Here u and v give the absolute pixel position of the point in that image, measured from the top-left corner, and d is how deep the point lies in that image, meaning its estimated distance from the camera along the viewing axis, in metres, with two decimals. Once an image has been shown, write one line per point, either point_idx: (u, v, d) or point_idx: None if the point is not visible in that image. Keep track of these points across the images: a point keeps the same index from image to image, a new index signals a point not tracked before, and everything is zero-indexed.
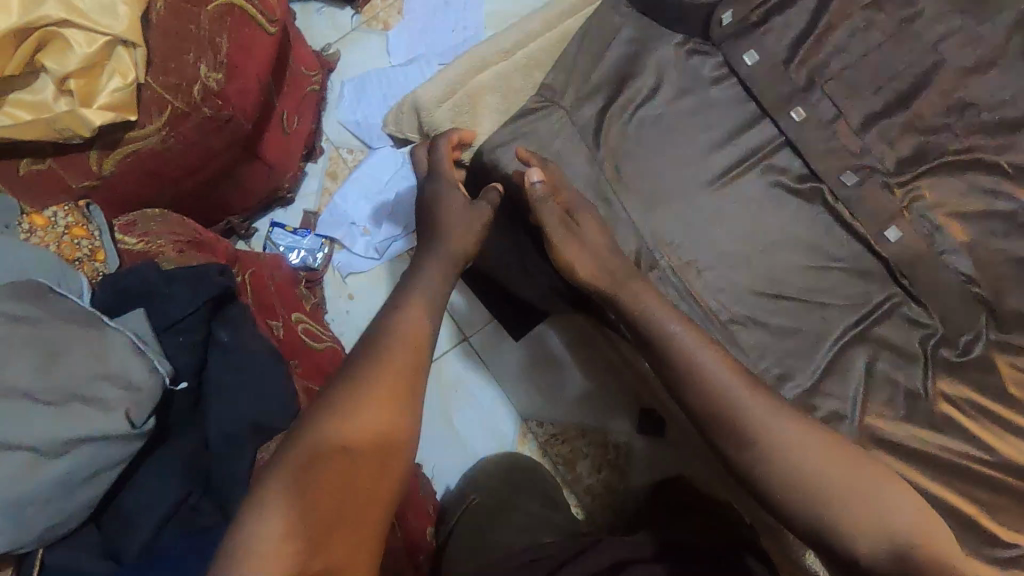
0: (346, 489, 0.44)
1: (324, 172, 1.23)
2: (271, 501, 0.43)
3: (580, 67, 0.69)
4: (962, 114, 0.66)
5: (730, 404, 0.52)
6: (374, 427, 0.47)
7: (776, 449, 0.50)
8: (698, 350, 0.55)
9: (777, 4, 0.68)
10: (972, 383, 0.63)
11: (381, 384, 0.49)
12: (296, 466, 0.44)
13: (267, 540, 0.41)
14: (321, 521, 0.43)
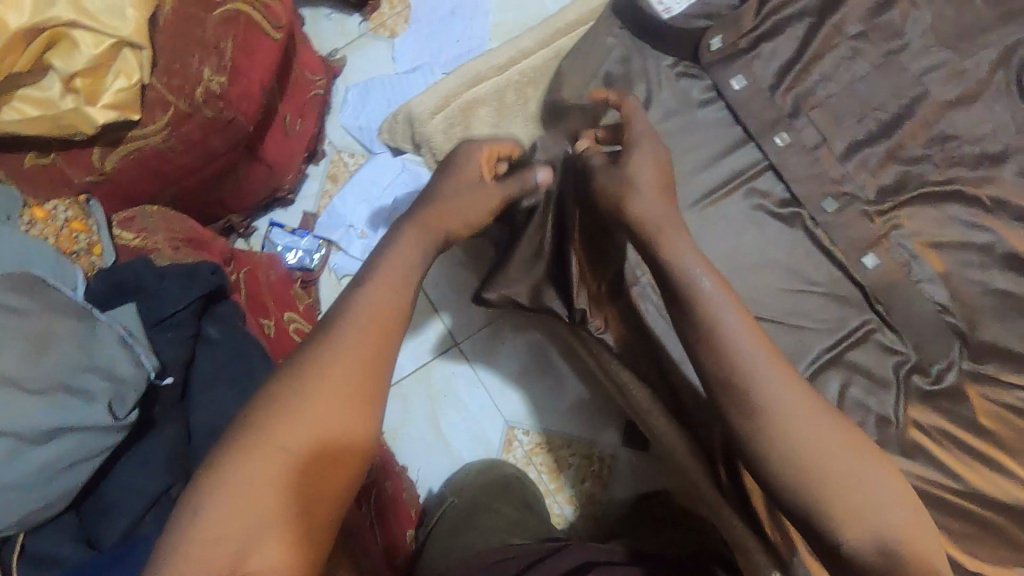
0: (288, 489, 0.42)
1: (325, 175, 1.26)
2: (207, 494, 0.41)
3: (571, 84, 0.71)
4: (944, 146, 0.67)
5: (746, 366, 0.49)
6: (324, 408, 0.44)
7: (780, 420, 0.47)
8: (721, 310, 0.52)
9: (766, 31, 0.69)
10: (945, 411, 0.64)
11: (337, 372, 0.46)
12: (243, 453, 0.42)
13: (201, 536, 0.40)
14: (259, 521, 0.40)
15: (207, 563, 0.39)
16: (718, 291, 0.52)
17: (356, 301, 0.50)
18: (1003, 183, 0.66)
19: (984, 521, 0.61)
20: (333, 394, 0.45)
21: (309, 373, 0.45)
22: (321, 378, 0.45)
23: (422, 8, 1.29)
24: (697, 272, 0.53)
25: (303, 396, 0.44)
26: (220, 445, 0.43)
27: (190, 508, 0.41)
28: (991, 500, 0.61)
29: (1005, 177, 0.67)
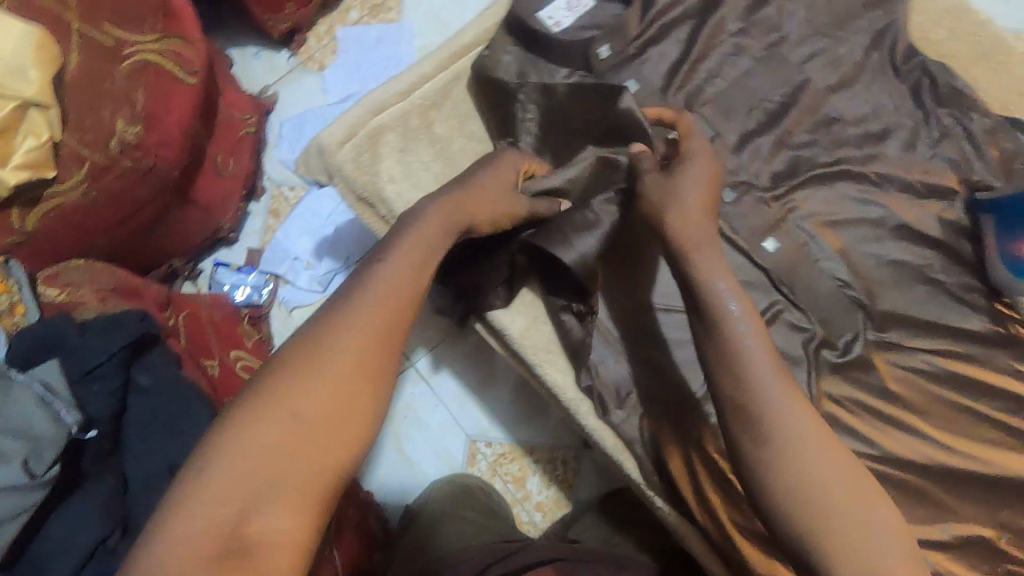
0: (294, 456, 0.42)
1: (267, 211, 1.27)
2: (216, 454, 0.41)
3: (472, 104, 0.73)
4: (829, 130, 0.71)
5: (768, 405, 0.47)
6: (334, 381, 0.44)
7: (800, 460, 0.45)
8: (739, 327, 0.50)
9: (653, 35, 0.72)
10: (855, 381, 0.67)
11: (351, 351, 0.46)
12: (255, 417, 0.42)
13: (205, 495, 0.40)
14: (262, 484, 0.41)
15: (211, 522, 0.39)
16: (747, 321, 0.50)
17: (376, 280, 0.49)
18: (887, 159, 0.70)
19: (895, 481, 0.64)
20: (344, 370, 0.45)
21: (324, 348, 0.45)
22: (337, 355, 0.45)
23: (349, 39, 1.32)
24: (730, 300, 0.51)
25: (317, 369, 0.45)
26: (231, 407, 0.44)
27: (197, 462, 0.41)
28: (901, 459, 0.65)
29: (888, 153, 0.70)
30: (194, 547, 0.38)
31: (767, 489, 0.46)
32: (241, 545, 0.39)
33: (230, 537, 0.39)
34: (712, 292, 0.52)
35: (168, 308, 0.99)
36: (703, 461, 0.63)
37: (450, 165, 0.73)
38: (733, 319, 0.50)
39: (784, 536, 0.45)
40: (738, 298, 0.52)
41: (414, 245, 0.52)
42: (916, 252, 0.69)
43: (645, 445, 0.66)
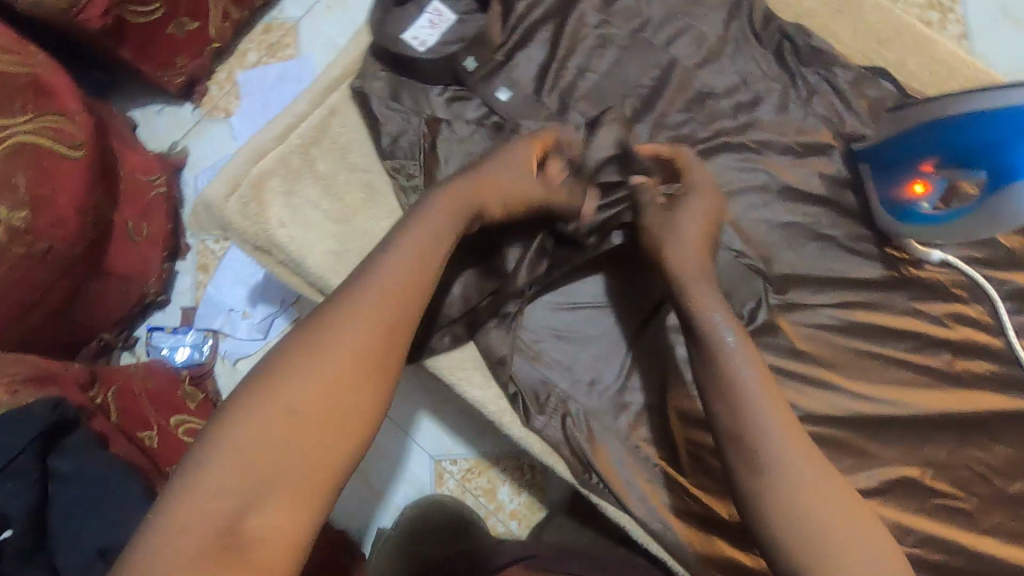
0: (290, 451, 0.44)
1: (195, 266, 1.24)
2: (215, 450, 0.43)
3: (353, 137, 0.73)
4: (702, 105, 0.72)
5: (761, 429, 0.49)
6: (330, 372, 0.46)
7: (786, 485, 0.47)
8: (741, 364, 0.52)
9: (517, 40, 0.73)
10: (767, 346, 0.68)
11: (344, 351, 0.47)
12: (253, 416, 0.44)
13: (205, 489, 0.42)
14: (260, 479, 0.43)
15: (208, 516, 0.41)
16: (742, 353, 0.53)
17: (368, 281, 0.50)
18: (763, 125, 0.71)
19: (817, 439, 0.66)
20: (339, 371, 0.47)
21: (320, 347, 0.47)
22: (333, 353, 0.47)
23: (251, 81, 1.30)
24: (727, 333, 0.54)
25: (311, 369, 0.46)
26: (231, 405, 0.45)
27: (199, 457, 0.43)
28: (821, 415, 0.66)
29: (762, 119, 0.71)
30: (190, 542, 0.40)
31: (754, 510, 0.48)
32: (236, 539, 0.40)
33: (226, 531, 0.41)
34: (710, 324, 0.54)
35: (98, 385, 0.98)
36: (631, 451, 0.67)
37: (338, 201, 0.72)
38: (728, 351, 0.53)
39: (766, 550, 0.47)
40: (737, 330, 0.54)
41: (409, 245, 0.53)
42: (805, 210, 0.70)
43: (571, 447, 0.66)
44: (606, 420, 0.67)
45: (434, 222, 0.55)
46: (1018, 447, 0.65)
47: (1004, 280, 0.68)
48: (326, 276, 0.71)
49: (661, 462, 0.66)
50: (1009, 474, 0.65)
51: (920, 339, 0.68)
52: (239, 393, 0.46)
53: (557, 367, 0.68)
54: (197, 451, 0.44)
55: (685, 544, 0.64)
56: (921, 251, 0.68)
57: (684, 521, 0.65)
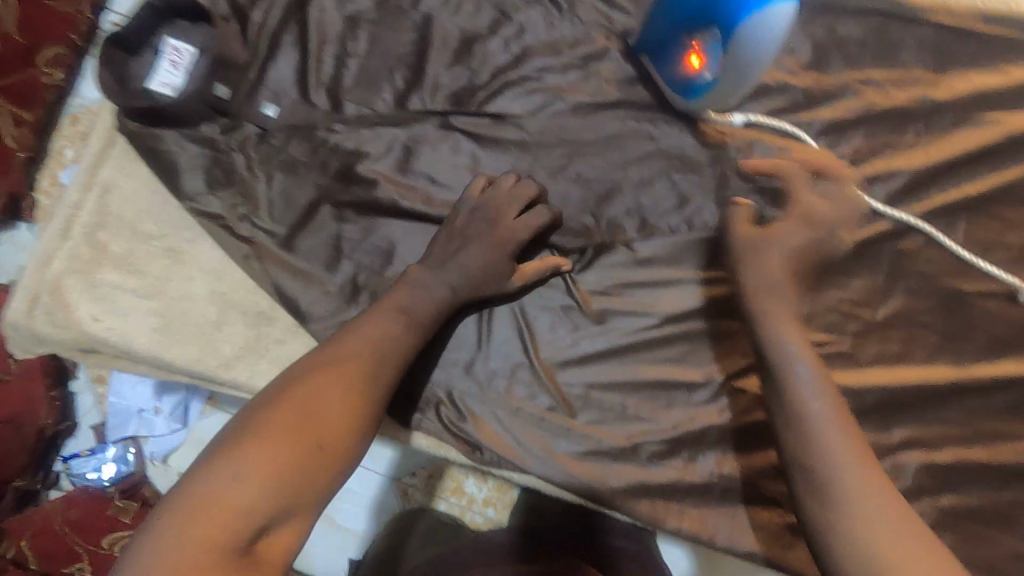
0: (305, 465, 0.45)
1: (92, 380, 1.14)
2: (230, 468, 0.43)
3: (137, 204, 0.69)
4: (473, 51, 0.69)
5: (828, 454, 0.49)
6: (346, 392, 0.49)
7: (858, 519, 0.46)
8: (807, 387, 0.52)
9: (266, 51, 0.69)
10: (608, 266, 0.67)
11: (352, 378, 0.50)
12: (270, 434, 0.45)
13: (224, 505, 0.42)
14: (283, 496, 0.43)
15: (229, 526, 0.41)
16: (813, 379, 0.52)
17: (378, 317, 0.55)
18: (537, 51, 0.69)
19: (683, 338, 0.65)
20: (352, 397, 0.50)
21: (331, 374, 0.50)
22: (351, 383, 0.50)
23: None
24: (800, 363, 0.53)
25: (323, 393, 0.49)
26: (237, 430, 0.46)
27: (206, 475, 0.43)
28: (684, 312, 0.66)
29: (535, 45, 0.69)
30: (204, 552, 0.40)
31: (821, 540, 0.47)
32: (249, 559, 0.41)
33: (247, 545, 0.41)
34: (777, 346, 0.54)
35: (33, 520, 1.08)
36: (516, 414, 0.65)
37: (143, 275, 0.68)
38: (798, 377, 0.52)
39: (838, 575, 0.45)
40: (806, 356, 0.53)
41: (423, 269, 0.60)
42: (602, 117, 0.68)
43: (457, 433, 0.65)
44: (480, 393, 0.66)
45: (428, 280, 0.59)
46: (871, 274, 0.66)
47: (811, 120, 0.67)
48: (159, 354, 0.67)
49: (546, 413, 0.65)
50: (872, 303, 0.65)
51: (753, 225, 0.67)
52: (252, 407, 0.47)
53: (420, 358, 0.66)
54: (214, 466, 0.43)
55: (593, 483, 0.63)
56: (721, 121, 0.67)
57: (588, 462, 0.64)
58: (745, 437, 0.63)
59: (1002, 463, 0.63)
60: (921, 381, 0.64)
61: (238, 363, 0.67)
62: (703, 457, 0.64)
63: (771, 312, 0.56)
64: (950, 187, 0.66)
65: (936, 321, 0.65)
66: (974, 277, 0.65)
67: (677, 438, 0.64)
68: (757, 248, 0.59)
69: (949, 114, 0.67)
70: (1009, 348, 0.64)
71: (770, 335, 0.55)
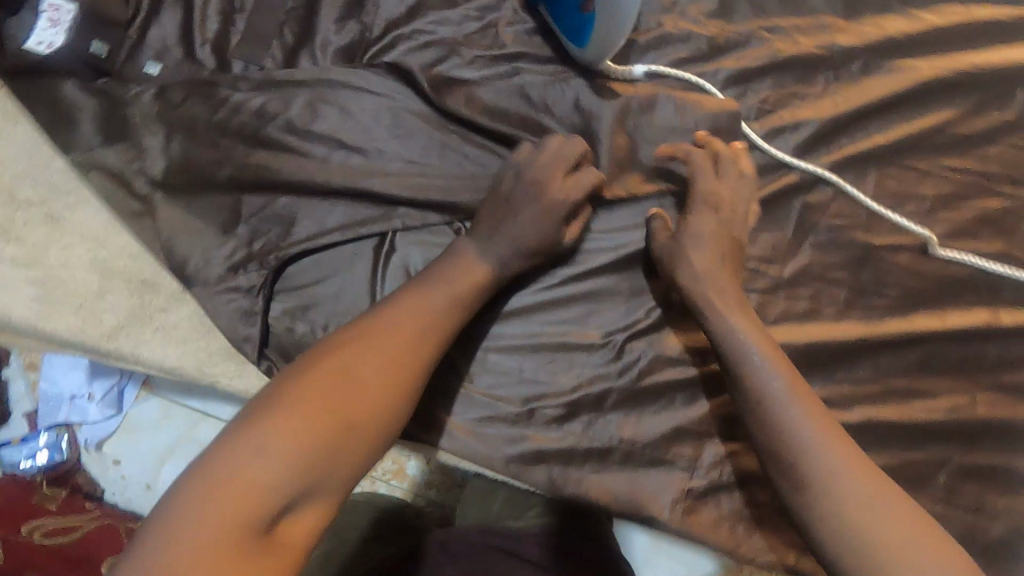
0: (333, 450, 0.44)
1: (25, 367, 1.14)
2: (259, 439, 0.42)
3: (18, 170, 0.66)
4: (364, 5, 0.67)
5: (811, 442, 0.48)
6: (388, 370, 0.49)
7: (845, 499, 0.46)
8: (771, 376, 0.52)
9: (149, 8, 0.67)
10: None
11: (393, 357, 0.49)
12: (306, 410, 0.44)
13: (254, 480, 0.40)
14: (310, 478, 0.42)
15: (248, 506, 0.39)
16: (774, 368, 0.52)
17: (418, 291, 0.54)
18: (431, 4, 0.67)
19: (583, 298, 0.63)
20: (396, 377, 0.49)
21: (377, 348, 0.49)
22: (392, 361, 0.49)
23: None
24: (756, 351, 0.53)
25: (363, 367, 0.48)
26: (270, 401, 0.45)
27: (239, 441, 0.42)
28: (585, 272, 0.63)
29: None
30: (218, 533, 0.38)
31: (823, 527, 0.46)
32: (270, 538, 0.40)
33: (267, 531, 0.40)
34: (736, 342, 0.54)
35: None
36: None
37: (22, 243, 0.65)
38: (759, 369, 0.52)
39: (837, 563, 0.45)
40: (758, 343, 0.54)
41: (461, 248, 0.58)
42: (500, 71, 0.65)
43: None
44: None
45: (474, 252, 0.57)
46: (778, 228, 0.63)
47: (715, 70, 0.65)
48: (40, 325, 0.64)
49: (440, 378, 0.62)
50: (779, 260, 0.63)
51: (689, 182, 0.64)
52: (284, 385, 0.46)
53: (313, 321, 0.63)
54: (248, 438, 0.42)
55: (487, 451, 0.61)
56: (622, 71, 0.64)
57: (483, 427, 0.61)
58: (644, 398, 0.61)
59: (909, 423, 0.60)
60: (829, 339, 0.61)
61: (124, 332, 0.64)
62: (603, 422, 0.61)
63: (719, 298, 0.56)
64: (860, 138, 0.64)
65: (846, 277, 0.62)
66: (887, 231, 0.63)
67: (575, 402, 0.61)
68: (695, 239, 0.58)
69: (858, 62, 0.64)
70: (919, 304, 0.62)
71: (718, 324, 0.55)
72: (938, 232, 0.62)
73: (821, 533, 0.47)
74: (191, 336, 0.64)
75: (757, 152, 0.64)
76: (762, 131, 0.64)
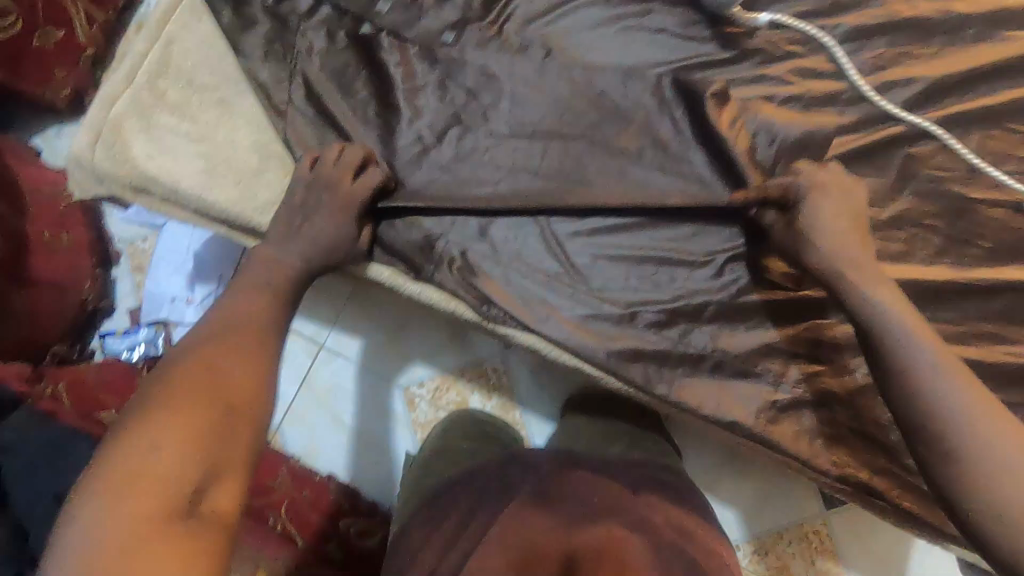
0: (209, 436, 0.50)
1: (132, 269, 1.23)
2: (146, 441, 0.48)
3: (194, 63, 0.75)
4: None
5: (953, 410, 0.52)
6: (238, 359, 0.55)
7: (989, 458, 0.51)
8: (916, 349, 0.55)
9: None
10: (627, 143, 0.70)
11: (244, 345, 0.56)
12: (180, 410, 0.50)
13: (147, 474, 0.47)
14: (203, 458, 0.49)
15: (151, 493, 0.46)
16: (920, 339, 0.55)
17: (251, 294, 0.61)
18: None
19: (692, 219, 0.68)
20: (249, 363, 0.55)
21: (233, 351, 0.56)
22: (242, 352, 0.56)
23: None
24: (899, 321, 0.57)
25: (223, 366, 0.54)
26: (132, 412, 0.51)
27: (107, 458, 0.48)
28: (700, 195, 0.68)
29: None
30: (134, 519, 0.45)
31: (962, 487, 0.51)
32: (190, 512, 0.47)
33: (184, 507, 0.47)
34: (880, 313, 0.57)
35: (51, 379, 1.04)
36: (525, 278, 0.68)
37: (196, 122, 0.74)
38: (904, 341, 0.56)
39: (976, 518, 0.51)
40: (903, 316, 0.57)
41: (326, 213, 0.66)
42: (634, 9, 0.72)
43: (466, 289, 0.68)
44: (492, 255, 0.69)
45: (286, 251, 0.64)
46: (882, 174, 0.67)
47: (834, 26, 0.70)
48: (202, 195, 0.73)
49: (552, 278, 0.68)
50: (878, 204, 0.67)
51: (802, 122, 0.68)
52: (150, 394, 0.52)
53: (308, 248, 0.65)
54: (128, 447, 0.48)
55: (592, 345, 0.66)
56: (748, 19, 0.70)
57: (592, 323, 0.67)
58: (740, 314, 0.67)
59: (992, 364, 0.64)
60: (924, 279, 0.65)
61: (271, 209, 0.72)
62: (698, 332, 0.67)
63: (858, 270, 0.59)
64: (967, 99, 0.68)
65: (941, 226, 0.67)
66: (985, 186, 0.67)
67: (675, 309, 0.67)
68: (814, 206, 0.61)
69: (971, 29, 0.69)
70: (1009, 257, 0.66)
71: (854, 291, 0.59)
72: None
73: (965, 495, 0.51)
74: None
75: (867, 103, 0.68)
76: (873, 84, 0.68)
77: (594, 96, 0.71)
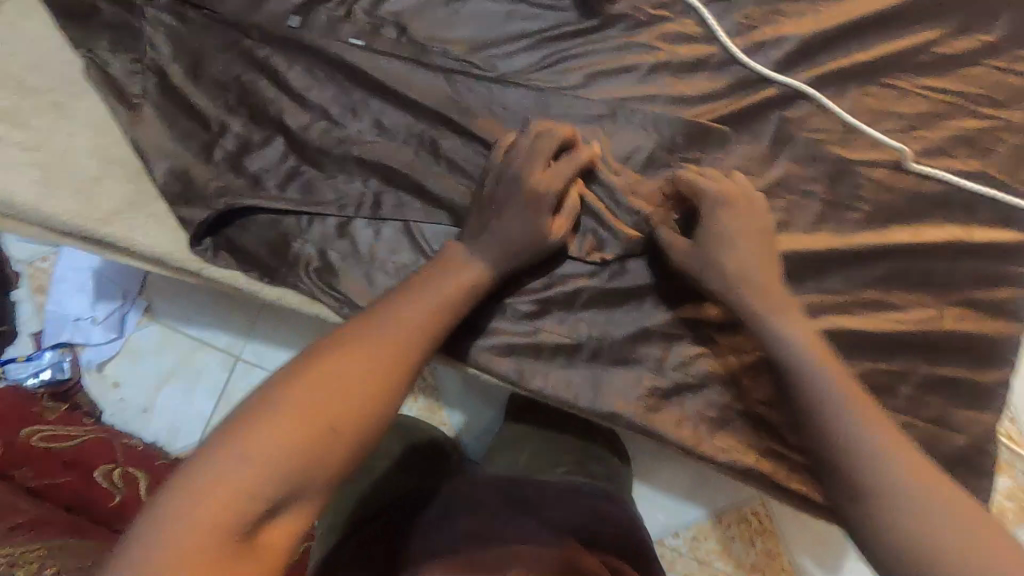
0: (306, 454, 0.43)
1: (33, 290, 1.09)
2: (249, 444, 0.42)
3: (28, 67, 0.69)
4: None
5: (853, 446, 0.48)
6: (369, 356, 0.47)
7: (888, 497, 0.45)
8: (816, 378, 0.51)
9: None
10: (492, 122, 0.65)
11: (378, 350, 0.48)
12: (299, 409, 0.43)
13: (234, 485, 0.40)
14: (295, 475, 0.42)
15: (222, 519, 0.39)
16: (823, 369, 0.51)
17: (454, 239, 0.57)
18: None
19: None
20: (373, 375, 0.47)
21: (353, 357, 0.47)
22: (373, 350, 0.48)
23: None
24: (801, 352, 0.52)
25: (337, 371, 0.46)
26: (271, 388, 0.45)
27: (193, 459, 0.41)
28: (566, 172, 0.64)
29: None
30: (185, 553, 0.38)
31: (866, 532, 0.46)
32: (253, 542, 0.40)
33: (248, 534, 0.40)
34: (786, 346, 0.53)
35: None
36: (389, 274, 0.64)
37: (28, 130, 0.68)
38: (806, 372, 0.51)
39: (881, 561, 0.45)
40: (809, 347, 0.53)
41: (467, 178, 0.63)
42: None
43: (325, 291, 0.64)
44: (349, 250, 0.65)
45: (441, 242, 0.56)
46: (758, 141, 0.64)
47: None
48: (40, 207, 0.67)
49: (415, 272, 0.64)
50: (756, 171, 0.63)
51: (671, 91, 0.65)
52: (299, 365, 0.47)
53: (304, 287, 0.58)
54: (226, 445, 0.42)
55: (460, 340, 0.62)
56: None
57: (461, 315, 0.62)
58: (613, 299, 0.63)
59: (879, 333, 0.60)
60: (806, 247, 0.62)
61: (115, 218, 0.67)
62: (572, 320, 0.63)
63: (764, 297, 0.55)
64: (843, 55, 0.64)
65: (822, 189, 0.63)
66: (865, 145, 0.64)
67: (547, 297, 0.63)
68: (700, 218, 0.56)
69: None
70: (892, 219, 0.63)
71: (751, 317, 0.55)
72: (914, 148, 0.63)
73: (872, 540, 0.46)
74: (166, 218, 0.67)
75: (739, 66, 0.65)
76: (744, 46, 0.65)
77: (453, 74, 0.66)
